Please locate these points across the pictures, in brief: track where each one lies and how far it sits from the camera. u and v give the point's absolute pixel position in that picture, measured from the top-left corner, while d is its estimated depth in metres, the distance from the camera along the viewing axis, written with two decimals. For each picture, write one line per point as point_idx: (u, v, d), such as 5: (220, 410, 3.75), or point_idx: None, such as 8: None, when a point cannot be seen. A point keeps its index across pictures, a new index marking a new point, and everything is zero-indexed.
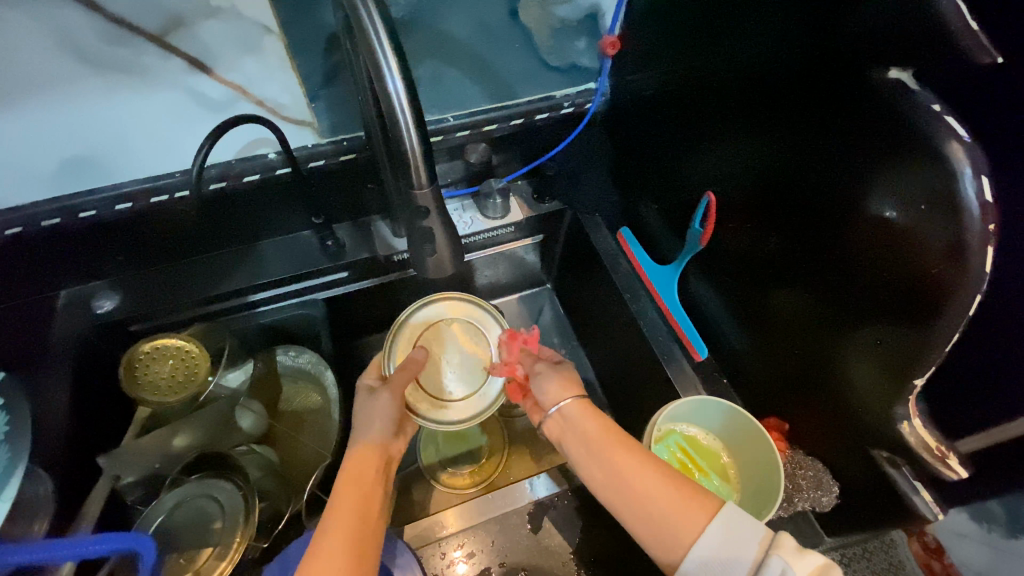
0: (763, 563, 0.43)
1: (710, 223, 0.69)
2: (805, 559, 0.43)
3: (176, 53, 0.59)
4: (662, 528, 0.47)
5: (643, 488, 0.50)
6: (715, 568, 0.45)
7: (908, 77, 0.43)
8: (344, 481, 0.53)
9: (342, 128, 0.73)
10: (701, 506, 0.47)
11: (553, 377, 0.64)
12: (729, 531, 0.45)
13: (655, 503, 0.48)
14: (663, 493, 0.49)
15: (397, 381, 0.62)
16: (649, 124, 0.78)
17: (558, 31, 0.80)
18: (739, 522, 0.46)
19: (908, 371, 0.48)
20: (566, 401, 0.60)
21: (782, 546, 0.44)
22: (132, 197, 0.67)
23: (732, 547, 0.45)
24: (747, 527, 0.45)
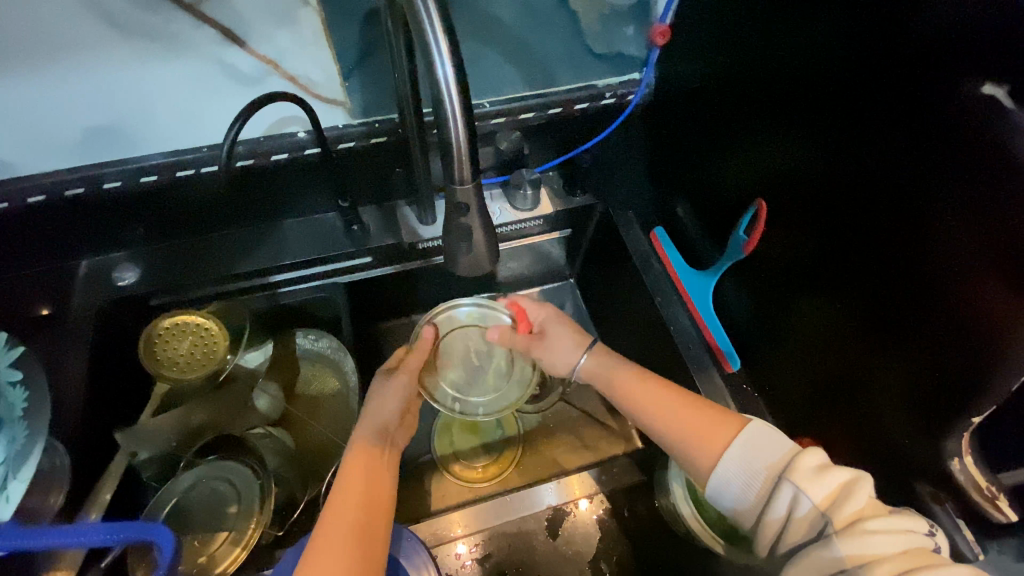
0: (777, 488, 0.48)
1: (757, 235, 0.66)
2: (821, 484, 0.46)
3: (209, 23, 0.56)
4: (697, 448, 0.53)
5: (667, 414, 0.56)
6: (742, 481, 0.50)
7: (1002, 94, 0.38)
8: (347, 478, 0.53)
9: (375, 109, 0.70)
10: (730, 426, 0.53)
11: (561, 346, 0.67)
12: (754, 444, 0.51)
13: (682, 424, 0.55)
14: (694, 421, 0.55)
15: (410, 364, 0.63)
16: (694, 119, 0.74)
17: (608, 18, 0.73)
18: (766, 439, 0.51)
19: (965, 405, 0.45)
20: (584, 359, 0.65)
21: (796, 472, 0.47)
22: (159, 170, 0.66)
23: (752, 463, 0.50)
24: (772, 450, 0.50)
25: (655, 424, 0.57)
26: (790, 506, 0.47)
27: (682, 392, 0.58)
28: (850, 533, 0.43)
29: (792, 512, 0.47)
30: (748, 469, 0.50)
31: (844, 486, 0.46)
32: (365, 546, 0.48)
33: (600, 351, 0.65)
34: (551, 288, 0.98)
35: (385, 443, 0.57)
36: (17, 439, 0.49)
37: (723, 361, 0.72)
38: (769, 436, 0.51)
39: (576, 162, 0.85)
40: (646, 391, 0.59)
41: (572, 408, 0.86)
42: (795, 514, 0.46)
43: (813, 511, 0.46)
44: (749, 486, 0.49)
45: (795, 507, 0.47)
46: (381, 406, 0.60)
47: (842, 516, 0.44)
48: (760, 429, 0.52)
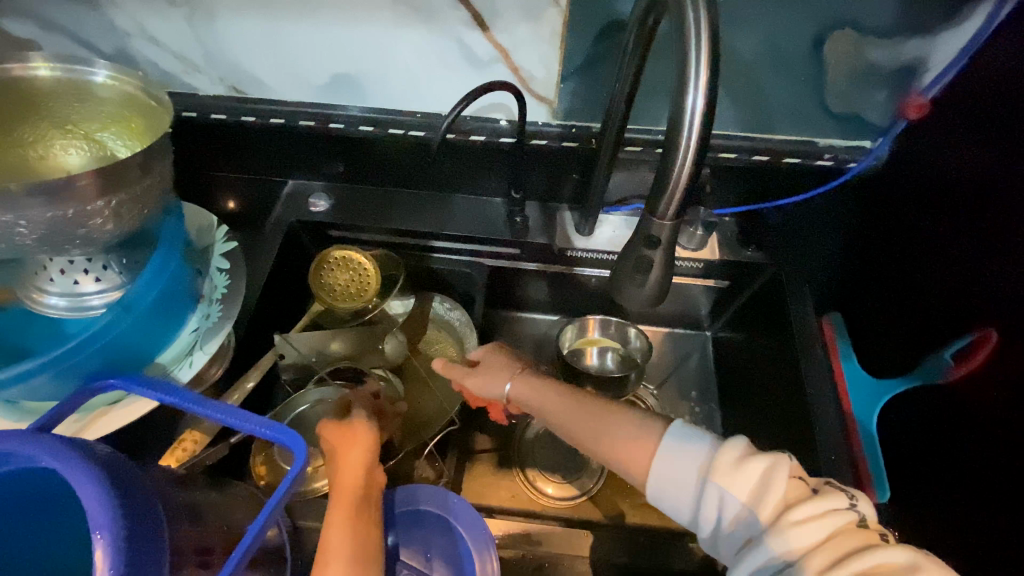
0: (702, 490, 0.46)
1: (967, 367, 0.55)
2: (740, 478, 0.45)
3: (464, 5, 0.60)
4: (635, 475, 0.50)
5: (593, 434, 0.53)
6: (671, 500, 0.48)
7: None
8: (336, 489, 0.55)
9: (578, 115, 0.69)
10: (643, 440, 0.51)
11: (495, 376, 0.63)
12: (674, 451, 0.48)
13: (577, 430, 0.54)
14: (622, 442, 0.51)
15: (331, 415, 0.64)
16: (924, 211, 0.63)
17: (861, 78, 0.64)
18: (676, 451, 0.48)
19: None
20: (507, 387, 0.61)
21: (716, 471, 0.46)
22: (376, 122, 0.73)
23: (672, 477, 0.48)
24: (687, 454, 0.48)
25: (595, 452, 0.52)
26: (720, 508, 0.45)
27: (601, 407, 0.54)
28: (778, 529, 0.42)
29: (722, 507, 0.45)
30: (683, 490, 0.48)
31: (762, 476, 0.45)
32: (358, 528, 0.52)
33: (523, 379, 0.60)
34: (683, 334, 0.91)
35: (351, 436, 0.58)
36: (211, 317, 0.58)
37: (861, 481, 0.61)
38: (687, 435, 0.49)
39: (759, 216, 0.78)
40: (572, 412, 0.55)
41: None
42: (724, 512, 0.45)
43: (739, 506, 0.45)
44: (685, 492, 0.47)
45: (722, 503, 0.45)
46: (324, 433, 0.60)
47: (767, 511, 0.44)
48: (674, 439, 0.49)
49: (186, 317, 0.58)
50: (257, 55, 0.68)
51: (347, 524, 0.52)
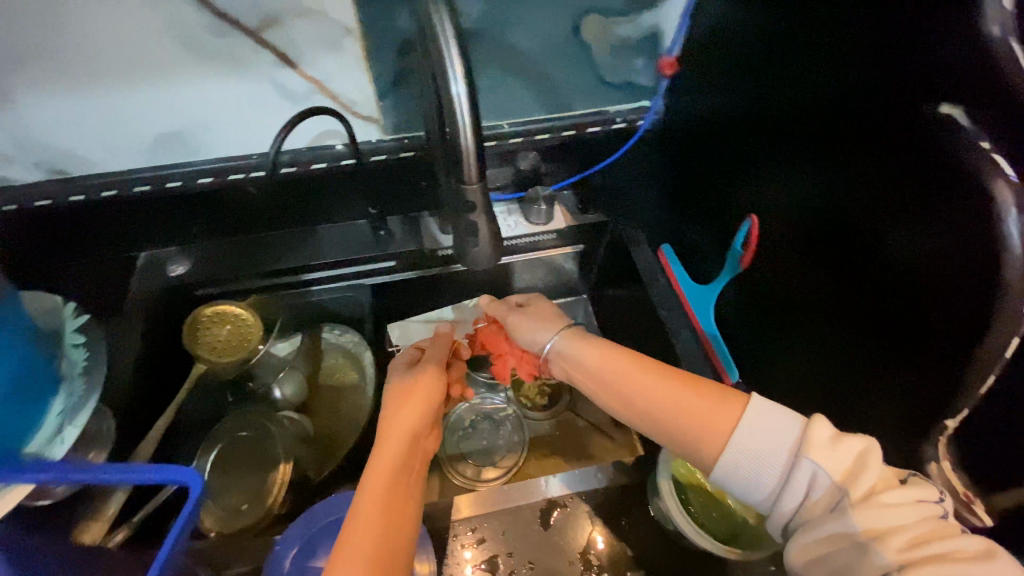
0: (794, 465, 0.47)
1: (752, 247, 0.70)
2: (833, 454, 0.47)
3: (266, 47, 0.64)
4: (698, 446, 0.51)
5: (639, 393, 0.55)
6: (750, 470, 0.49)
7: (959, 113, 0.43)
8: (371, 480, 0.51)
9: (406, 127, 0.77)
10: (726, 411, 0.51)
11: (537, 315, 0.70)
12: (762, 421, 0.49)
13: (671, 412, 0.52)
14: (680, 405, 0.52)
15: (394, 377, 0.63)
16: (700, 144, 0.78)
17: (619, 49, 0.77)
18: (767, 421, 0.49)
19: (937, 410, 0.47)
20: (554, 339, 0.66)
21: (812, 448, 0.47)
22: (214, 174, 0.76)
23: (759, 444, 0.49)
24: (777, 428, 0.49)
25: (647, 412, 0.54)
26: (807, 488, 0.47)
27: (666, 374, 0.55)
28: (868, 505, 0.44)
29: (812, 483, 0.47)
30: (770, 461, 0.48)
31: (858, 458, 0.46)
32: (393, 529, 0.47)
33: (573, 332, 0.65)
34: (565, 302, 1.01)
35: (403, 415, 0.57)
36: (75, 393, 0.57)
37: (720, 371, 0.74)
38: (769, 409, 0.50)
39: (589, 182, 0.91)
40: (630, 370, 0.56)
41: (578, 418, 0.90)
42: (812, 490, 0.47)
43: (829, 483, 0.46)
44: (773, 463, 0.48)
45: (812, 478, 0.47)
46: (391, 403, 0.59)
47: (859, 491, 0.45)
48: (762, 410, 0.50)
49: (47, 402, 0.55)
50: (69, 134, 0.68)
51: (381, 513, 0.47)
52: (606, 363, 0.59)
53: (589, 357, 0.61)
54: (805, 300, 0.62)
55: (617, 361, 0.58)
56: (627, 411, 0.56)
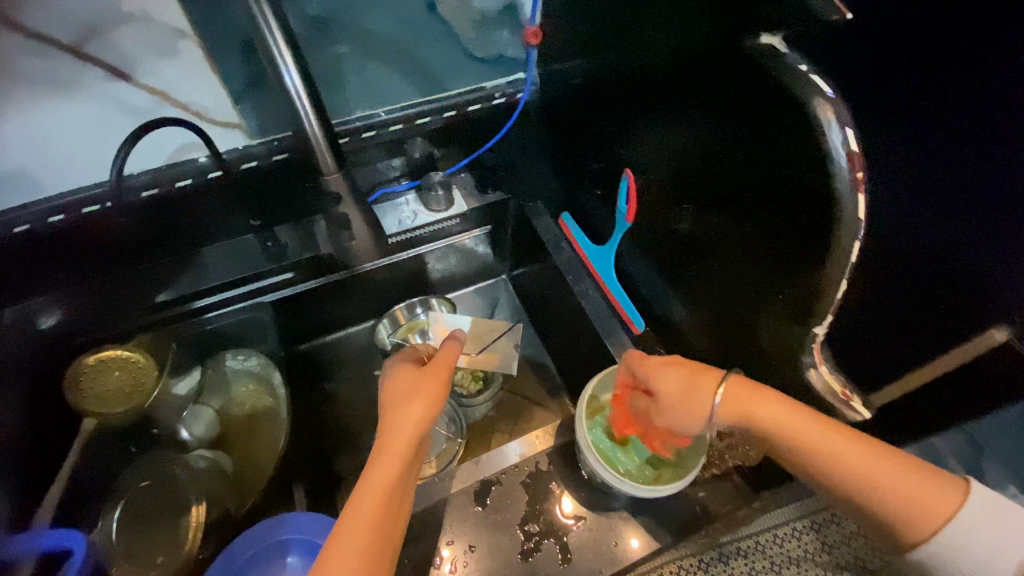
0: None
1: (633, 201, 0.73)
2: None
3: (94, 63, 0.58)
4: (902, 524, 0.47)
5: (790, 429, 0.50)
6: (976, 564, 0.45)
7: (778, 41, 0.45)
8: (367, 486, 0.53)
9: (273, 128, 0.73)
10: (948, 497, 0.46)
11: (671, 387, 0.59)
12: (987, 517, 0.45)
13: (822, 453, 0.48)
14: (893, 479, 0.46)
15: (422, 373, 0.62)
16: (574, 108, 0.79)
17: (480, 23, 0.82)
18: (1004, 515, 0.45)
19: (809, 321, 0.51)
20: (717, 398, 0.55)
21: None
22: (67, 208, 0.66)
23: (1004, 539, 0.45)
24: (1013, 523, 0.45)
25: (836, 473, 0.48)
26: None
27: (843, 428, 0.48)
28: None
29: None
30: (989, 552, 0.45)
31: None
32: (377, 538, 0.50)
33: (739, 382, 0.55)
34: (486, 285, 1.05)
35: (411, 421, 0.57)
36: None
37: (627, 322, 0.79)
38: (1000, 510, 0.45)
39: (482, 161, 0.91)
40: (791, 414, 0.50)
41: (513, 394, 0.95)
42: None
43: None
44: (1012, 556, 0.44)
45: None
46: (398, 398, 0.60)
47: None
48: (991, 500, 0.46)
49: None
50: None
51: (371, 525, 0.50)
52: (752, 405, 0.53)
53: (754, 409, 0.53)
54: (689, 242, 0.66)
55: (767, 403, 0.52)
56: (828, 488, 0.50)
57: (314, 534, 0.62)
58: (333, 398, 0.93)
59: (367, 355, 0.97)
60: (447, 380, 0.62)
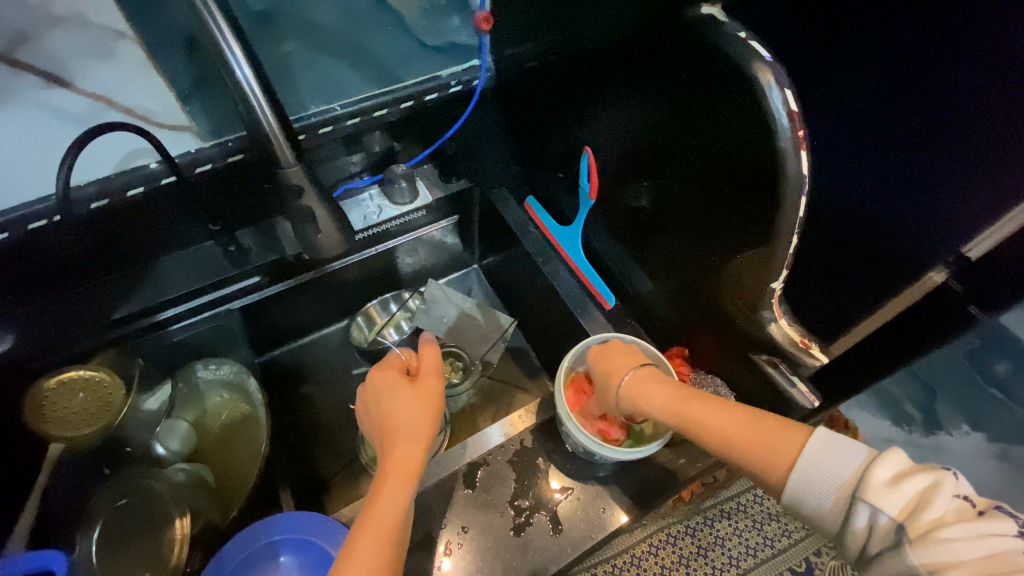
0: (852, 508, 0.44)
1: (593, 178, 0.74)
2: (896, 495, 0.42)
3: (26, 69, 0.56)
4: (755, 470, 0.51)
5: (662, 402, 0.59)
6: (816, 499, 0.47)
7: (717, 11, 0.47)
8: (373, 501, 0.54)
9: (226, 128, 0.70)
10: (793, 440, 0.49)
11: (612, 365, 0.65)
12: (827, 456, 0.46)
13: (687, 417, 0.56)
14: (739, 431, 0.52)
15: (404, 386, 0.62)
16: (529, 92, 0.80)
17: (429, 11, 0.80)
18: (842, 448, 0.46)
19: (765, 277, 0.53)
20: (625, 378, 0.63)
21: (869, 491, 0.43)
22: (8, 227, 0.61)
23: (831, 468, 0.46)
24: (850, 456, 0.45)
25: (701, 433, 0.54)
26: (868, 526, 0.43)
27: (710, 399, 0.56)
28: (924, 543, 0.39)
29: (871, 524, 0.43)
30: (830, 488, 0.46)
31: (925, 493, 0.41)
32: (387, 552, 0.50)
33: (647, 373, 0.63)
34: (457, 276, 1.06)
35: (409, 432, 0.59)
36: None
37: (598, 299, 0.81)
38: (841, 440, 0.47)
39: (443, 151, 0.91)
40: (678, 394, 0.58)
41: (492, 381, 0.96)
42: (874, 526, 0.42)
43: (890, 523, 0.41)
44: (833, 493, 0.45)
45: (872, 521, 0.43)
46: (390, 411, 0.61)
47: (916, 525, 0.40)
48: (824, 436, 0.47)
49: None
50: None
51: (377, 537, 0.50)
52: (645, 390, 0.61)
53: (647, 384, 0.61)
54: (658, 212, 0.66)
55: (653, 387, 0.60)
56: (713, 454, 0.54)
57: (304, 533, 0.62)
58: (312, 402, 0.92)
59: (343, 355, 0.97)
60: (440, 389, 0.63)
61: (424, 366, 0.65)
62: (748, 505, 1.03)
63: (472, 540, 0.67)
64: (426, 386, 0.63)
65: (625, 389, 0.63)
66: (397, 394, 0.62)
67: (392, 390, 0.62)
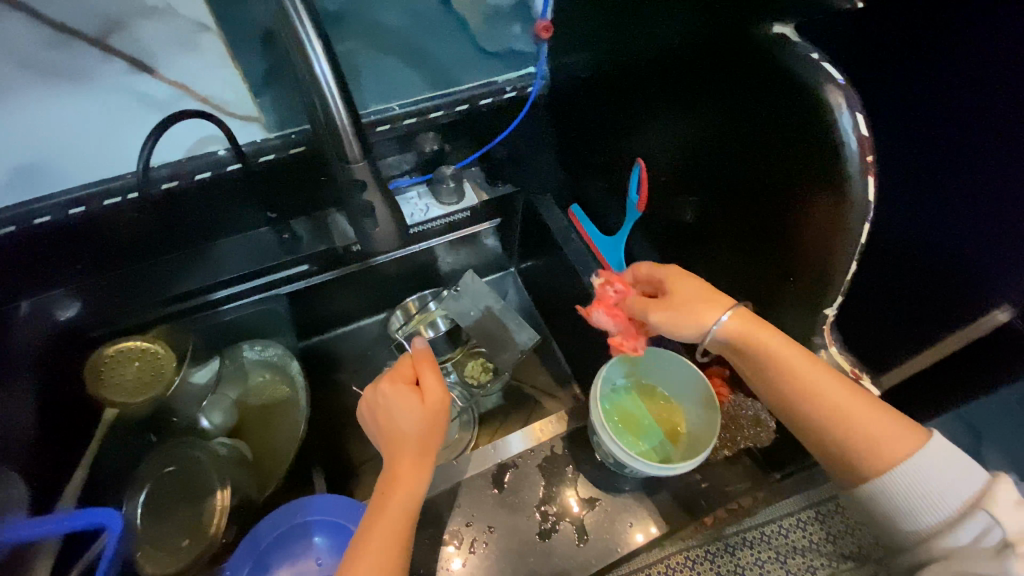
0: (969, 514, 0.47)
1: (645, 192, 0.73)
2: (1018, 513, 0.46)
3: (116, 55, 0.59)
4: (855, 461, 0.51)
5: (778, 354, 0.52)
6: (914, 500, 0.49)
7: (789, 31, 0.46)
8: (375, 516, 0.54)
9: (289, 121, 0.74)
10: (913, 443, 0.50)
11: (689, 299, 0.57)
12: (945, 463, 0.49)
13: (795, 364, 0.52)
14: (868, 418, 0.50)
15: (410, 393, 0.59)
16: (582, 102, 0.81)
17: (491, 18, 0.81)
18: (964, 473, 0.49)
19: (819, 302, 0.53)
20: (724, 317, 0.55)
21: (995, 503, 0.46)
22: (85, 201, 0.67)
23: (950, 484, 0.48)
24: (967, 473, 0.48)
25: (808, 407, 0.52)
26: (975, 536, 0.46)
27: (836, 373, 0.52)
28: None
29: (977, 535, 0.46)
30: (940, 491, 0.48)
31: None
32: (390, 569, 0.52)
33: (746, 316, 0.54)
34: (494, 279, 1.07)
35: (411, 447, 0.57)
36: None
37: None
38: (952, 458, 0.49)
39: (492, 155, 0.92)
40: (804, 362, 0.52)
41: (522, 385, 0.97)
42: (979, 539, 0.46)
43: (1004, 537, 0.45)
44: (940, 510, 0.48)
45: (983, 530, 0.46)
46: (393, 420, 0.59)
47: None
48: (944, 448, 0.50)
49: None
50: None
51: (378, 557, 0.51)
52: (750, 344, 0.53)
53: (755, 338, 0.53)
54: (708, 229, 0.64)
55: (765, 334, 0.53)
56: (804, 430, 0.53)
57: (337, 516, 0.63)
58: (346, 391, 0.94)
59: (378, 347, 0.98)
60: (449, 397, 0.60)
61: (433, 373, 0.61)
62: (773, 536, 1.00)
63: (497, 541, 0.67)
64: (433, 396, 0.59)
65: (725, 334, 0.54)
66: (402, 402, 0.59)
67: (397, 397, 0.59)
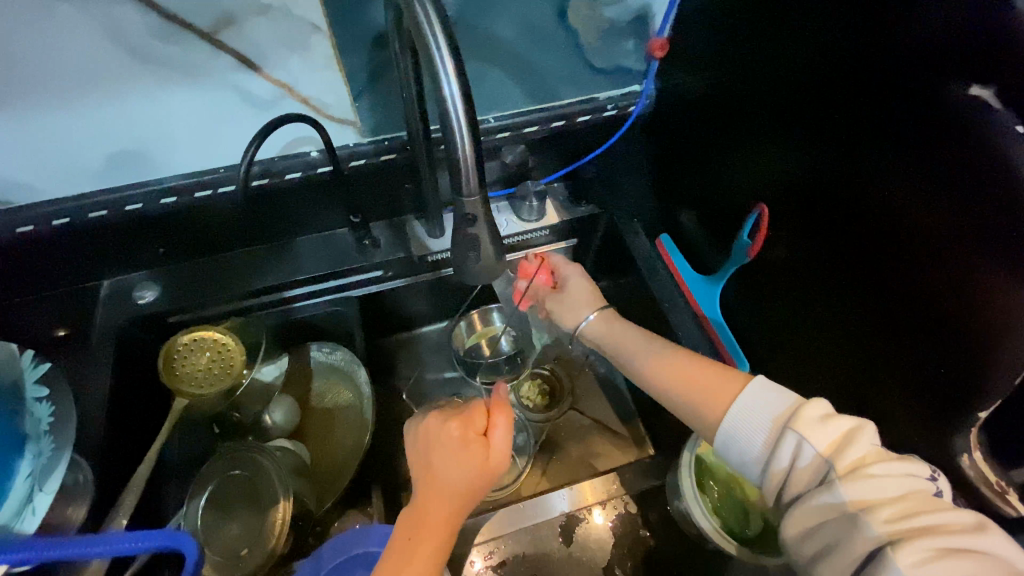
0: (781, 437, 0.48)
1: (760, 238, 0.66)
2: (824, 433, 0.46)
3: (226, 51, 0.57)
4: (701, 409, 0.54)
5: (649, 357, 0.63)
6: (746, 434, 0.50)
7: (989, 96, 0.39)
8: (399, 558, 0.51)
9: (385, 128, 0.71)
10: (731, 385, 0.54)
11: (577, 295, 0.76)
12: (761, 398, 0.51)
13: (665, 354, 0.61)
14: (701, 372, 0.56)
15: (472, 453, 0.55)
16: (693, 128, 0.76)
17: (607, 32, 0.73)
18: (769, 395, 0.51)
19: (971, 403, 0.45)
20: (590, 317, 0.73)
21: (800, 421, 0.47)
22: (177, 191, 0.68)
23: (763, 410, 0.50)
24: (776, 403, 0.50)
25: (661, 380, 0.59)
26: (793, 458, 0.47)
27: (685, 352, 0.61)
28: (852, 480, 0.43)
29: (793, 461, 0.47)
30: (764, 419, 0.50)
31: (847, 434, 0.46)
32: None
33: (608, 316, 0.72)
34: None
35: (451, 506, 0.53)
36: (43, 454, 0.50)
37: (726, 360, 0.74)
38: (771, 389, 0.51)
39: (580, 173, 0.87)
40: (661, 354, 0.62)
41: (584, 417, 0.90)
42: (798, 463, 0.46)
43: (817, 457, 0.46)
44: (754, 434, 0.50)
45: (797, 453, 0.46)
46: (438, 468, 0.55)
47: (844, 464, 0.44)
48: (763, 383, 0.52)
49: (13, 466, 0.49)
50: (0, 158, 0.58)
51: None
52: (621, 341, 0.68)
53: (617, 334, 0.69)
54: (829, 290, 0.58)
55: (623, 329, 0.69)
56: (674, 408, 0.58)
57: None
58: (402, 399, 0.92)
59: (438, 356, 0.96)
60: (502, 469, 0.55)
61: (500, 441, 0.56)
62: None
63: None
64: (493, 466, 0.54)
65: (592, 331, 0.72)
66: (457, 457, 0.54)
67: (454, 449, 0.55)
